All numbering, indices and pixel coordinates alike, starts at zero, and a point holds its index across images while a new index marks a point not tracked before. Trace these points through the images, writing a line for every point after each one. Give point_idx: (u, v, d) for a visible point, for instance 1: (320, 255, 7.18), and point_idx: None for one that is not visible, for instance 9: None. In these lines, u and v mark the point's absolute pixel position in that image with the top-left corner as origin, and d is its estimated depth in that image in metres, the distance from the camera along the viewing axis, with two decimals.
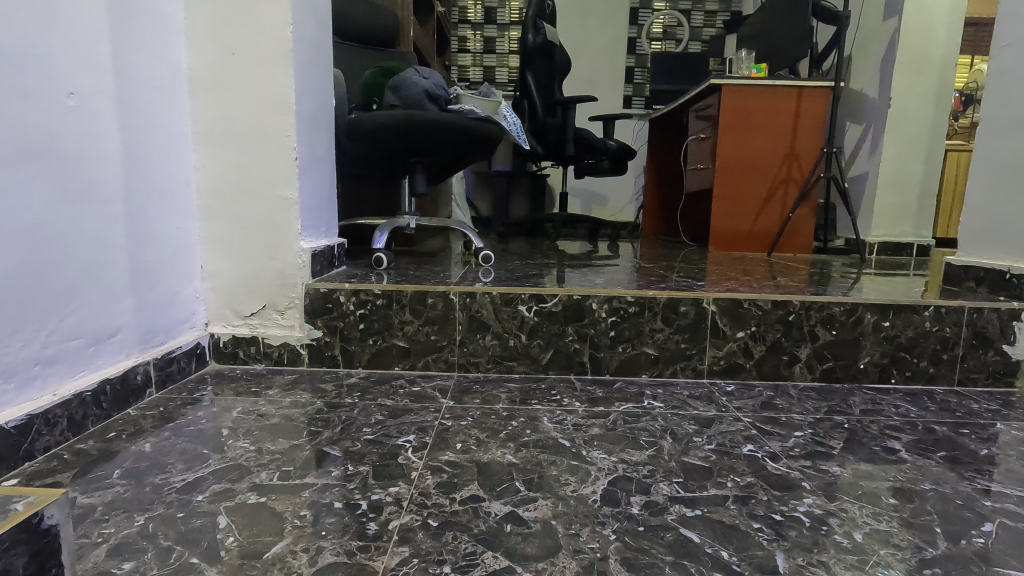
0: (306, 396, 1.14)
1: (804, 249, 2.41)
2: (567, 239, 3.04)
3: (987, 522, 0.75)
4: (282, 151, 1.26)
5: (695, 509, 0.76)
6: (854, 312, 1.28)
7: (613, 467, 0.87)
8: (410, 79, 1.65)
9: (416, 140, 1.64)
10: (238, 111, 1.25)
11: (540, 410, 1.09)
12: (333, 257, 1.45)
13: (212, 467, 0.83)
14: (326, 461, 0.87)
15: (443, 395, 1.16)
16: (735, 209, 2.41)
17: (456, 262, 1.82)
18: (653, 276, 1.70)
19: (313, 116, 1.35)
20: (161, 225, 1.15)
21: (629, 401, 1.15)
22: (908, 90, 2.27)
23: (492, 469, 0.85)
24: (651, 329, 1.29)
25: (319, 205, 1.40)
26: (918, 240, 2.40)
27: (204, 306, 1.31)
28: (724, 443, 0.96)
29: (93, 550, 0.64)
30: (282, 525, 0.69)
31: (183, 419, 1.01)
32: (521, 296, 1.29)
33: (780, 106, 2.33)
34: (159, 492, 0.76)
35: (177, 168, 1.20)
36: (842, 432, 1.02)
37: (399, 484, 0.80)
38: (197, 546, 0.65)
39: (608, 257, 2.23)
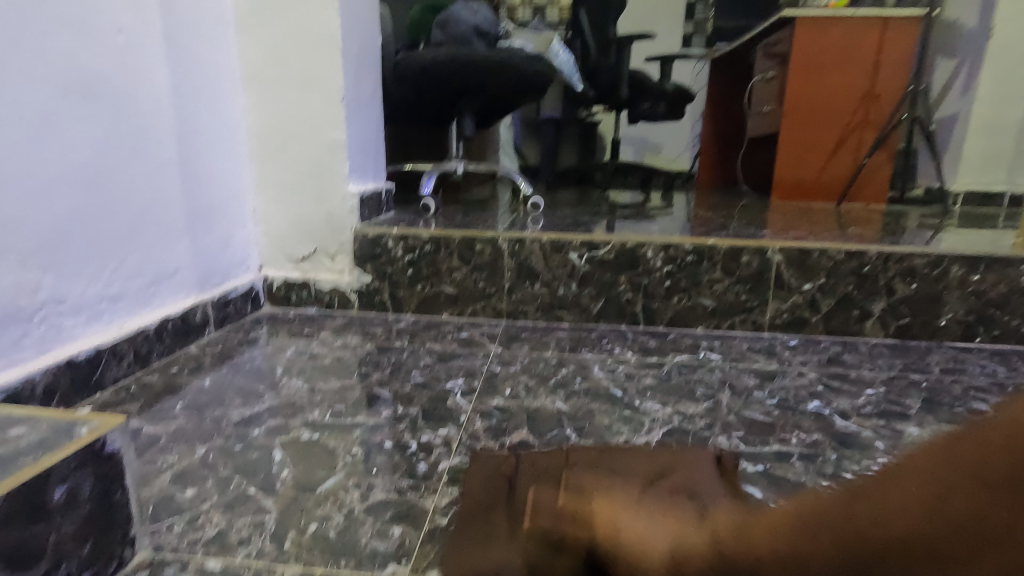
0: (356, 339, 1.15)
1: (878, 199, 2.22)
2: (619, 188, 2.91)
3: None
4: (329, 92, 1.23)
5: (757, 464, 0.72)
6: (939, 265, 1.16)
7: (667, 419, 0.83)
8: (458, 16, 1.60)
9: (464, 81, 1.57)
10: (284, 50, 1.22)
11: (590, 358, 1.06)
12: (380, 202, 1.43)
13: (267, 404, 0.85)
14: (377, 402, 0.87)
15: (491, 341, 1.15)
16: (804, 155, 2.23)
17: (505, 210, 1.77)
18: (711, 226, 1.61)
19: (359, 54, 1.31)
20: (214, 168, 1.15)
21: (684, 352, 1.11)
22: (1010, 19, 2.04)
23: (542, 416, 0.83)
24: (709, 279, 1.22)
25: (367, 148, 1.37)
26: (1011, 188, 2.16)
27: (258, 249, 1.32)
28: (787, 398, 0.91)
29: (157, 476, 0.66)
30: (334, 461, 0.70)
31: (240, 358, 1.04)
32: (572, 244, 1.24)
33: (862, 40, 2.11)
34: (218, 425, 0.79)
35: (226, 110, 1.19)
36: (919, 392, 0.95)
37: (448, 427, 0.79)
38: (254, 477, 0.67)
39: (662, 207, 2.13)
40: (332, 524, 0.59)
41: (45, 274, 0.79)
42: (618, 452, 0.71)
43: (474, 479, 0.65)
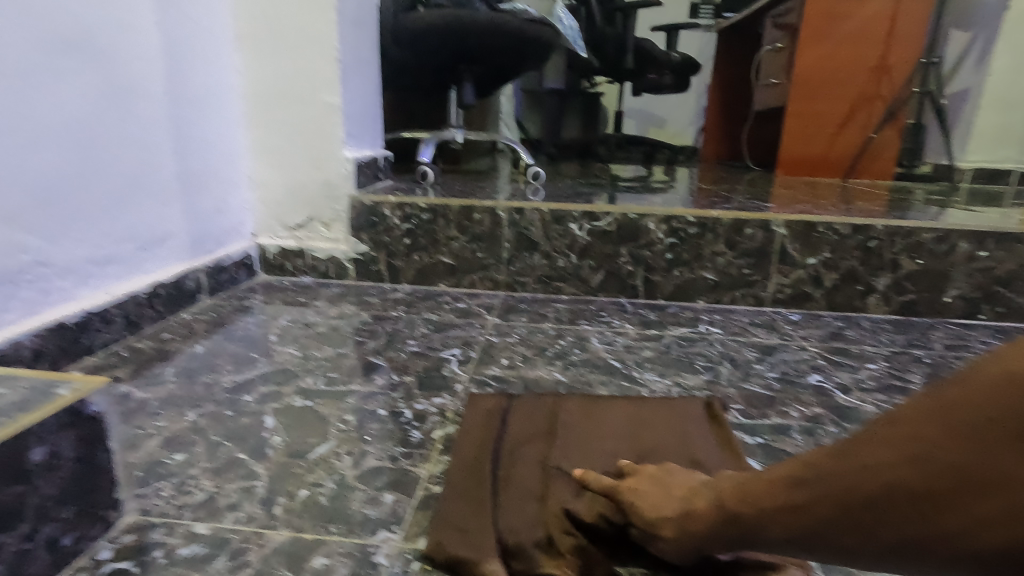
0: (352, 308, 1.14)
1: (885, 174, 2.17)
2: (622, 161, 2.86)
3: None
4: (324, 52, 1.19)
5: (756, 437, 0.71)
6: (946, 240, 1.14)
7: (666, 390, 0.82)
8: None
9: (464, 45, 1.52)
10: (278, 8, 1.17)
11: (589, 330, 1.05)
12: (378, 170, 1.40)
13: (260, 370, 0.84)
14: (372, 370, 0.86)
15: (488, 312, 1.13)
16: (810, 129, 2.19)
17: (505, 181, 1.74)
18: (715, 200, 1.59)
19: (355, 13, 1.26)
20: (205, 130, 1.12)
21: (684, 325, 1.09)
22: None
23: (539, 386, 0.82)
24: (712, 252, 1.20)
25: (364, 113, 1.33)
26: (1020, 167, 2.12)
27: (252, 216, 1.30)
28: (787, 371, 0.90)
29: (146, 440, 0.65)
30: (326, 428, 0.69)
31: (234, 324, 1.02)
32: (573, 214, 1.21)
33: (876, 10, 2.04)
34: (209, 390, 0.77)
35: (218, 70, 1.15)
36: (922, 367, 0.94)
37: (443, 396, 0.78)
38: (245, 443, 0.65)
39: (665, 180, 2.10)
40: (323, 490, 0.58)
41: (31, 235, 0.77)
42: (608, 401, 0.73)
43: (474, 418, 0.69)
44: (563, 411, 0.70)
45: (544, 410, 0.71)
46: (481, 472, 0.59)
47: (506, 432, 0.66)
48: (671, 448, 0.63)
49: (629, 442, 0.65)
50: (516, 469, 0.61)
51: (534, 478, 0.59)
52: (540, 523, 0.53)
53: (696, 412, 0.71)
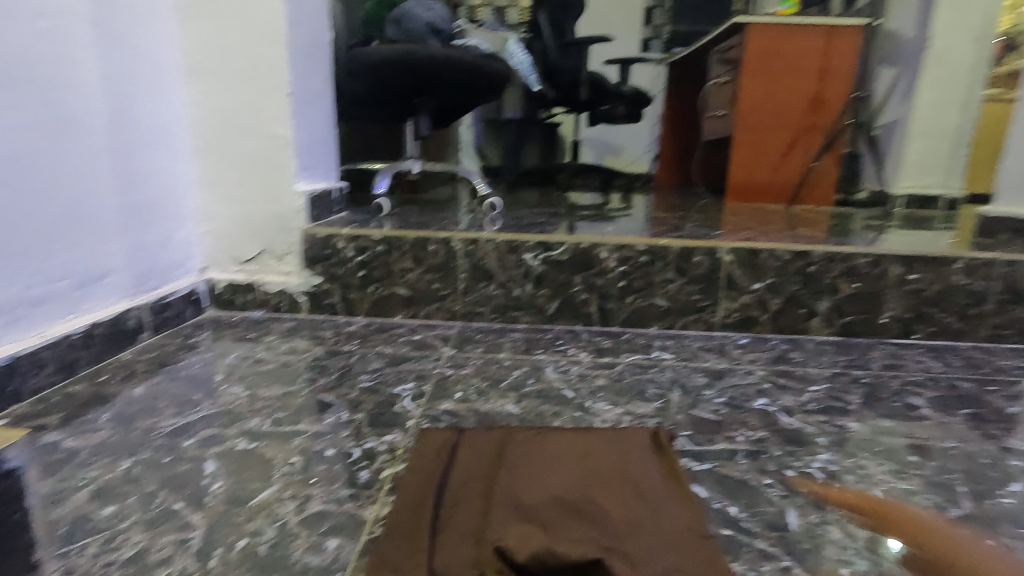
0: (304, 343, 1.11)
1: (825, 201, 2.29)
2: (580, 189, 2.92)
3: (1014, 482, 0.71)
4: (275, 86, 1.19)
5: (703, 463, 0.72)
6: (879, 264, 1.20)
7: (617, 419, 0.83)
8: (412, 12, 1.57)
9: (419, 79, 1.55)
10: (227, 42, 1.17)
11: (544, 360, 1.05)
12: (332, 202, 1.39)
13: (203, 413, 0.81)
14: (322, 408, 0.84)
15: (444, 344, 1.13)
16: (755, 158, 2.29)
17: (463, 211, 1.75)
18: (667, 226, 1.64)
19: (307, 48, 1.26)
20: (151, 164, 1.10)
21: (637, 352, 1.11)
22: (949, 28, 2.09)
23: (492, 419, 0.82)
24: (663, 279, 1.23)
25: (317, 146, 1.32)
26: (947, 192, 2.25)
27: (200, 250, 1.27)
28: (735, 396, 0.92)
29: (74, 494, 0.62)
30: (270, 472, 0.67)
31: (178, 364, 0.99)
32: (528, 244, 1.23)
33: (810, 47, 2.17)
34: (146, 436, 0.74)
35: (165, 103, 1.13)
36: (861, 388, 0.98)
37: (394, 433, 0.77)
38: (182, 491, 0.63)
39: (620, 208, 2.15)
40: (263, 539, 0.56)
41: None
42: (556, 432, 0.73)
43: (422, 454, 0.69)
44: (510, 443, 0.71)
45: (491, 443, 0.71)
46: (422, 511, 0.59)
47: (452, 467, 0.66)
48: (615, 479, 0.65)
49: (574, 472, 0.66)
50: (460, 504, 0.60)
51: (475, 513, 0.59)
52: (473, 560, 0.53)
53: (643, 442, 0.72)
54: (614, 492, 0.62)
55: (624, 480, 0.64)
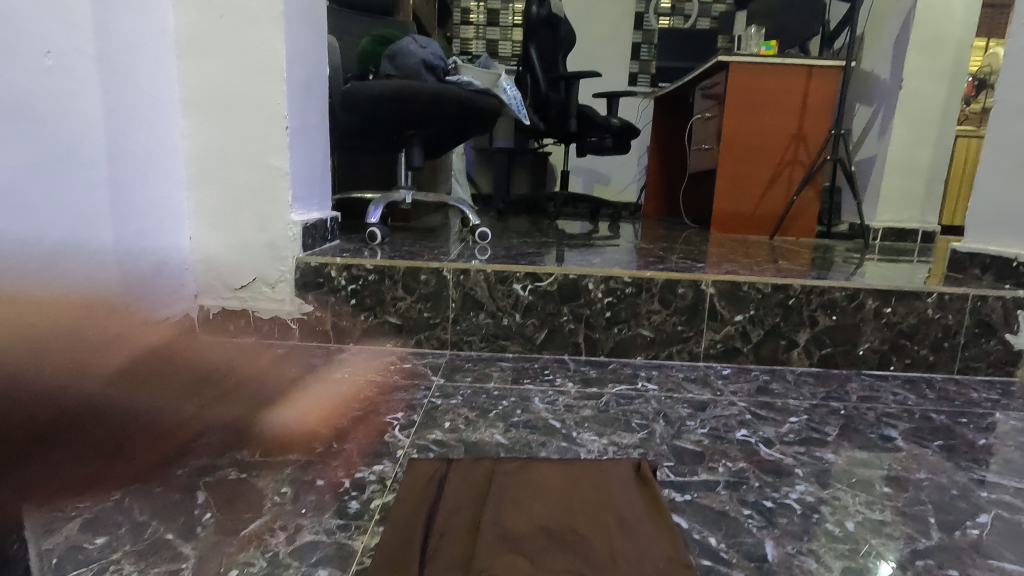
0: (295, 371, 1.13)
1: (808, 232, 2.36)
2: (568, 217, 2.98)
3: (982, 512, 0.74)
4: (272, 118, 1.22)
5: (684, 494, 0.74)
6: (855, 298, 1.25)
7: (602, 450, 0.85)
8: (407, 49, 1.62)
9: (412, 112, 1.60)
10: (226, 76, 1.21)
11: (531, 390, 1.07)
12: (325, 231, 1.41)
13: (194, 442, 0.82)
14: (313, 438, 0.85)
15: (433, 373, 1.15)
16: (738, 191, 2.36)
17: (454, 239, 1.79)
18: (653, 257, 1.68)
19: (305, 83, 1.30)
20: (147, 192, 1.12)
21: (623, 382, 1.13)
22: (920, 71, 2.20)
23: (480, 448, 0.84)
24: (648, 310, 1.26)
25: (311, 176, 1.35)
26: (923, 226, 2.33)
27: (193, 277, 1.28)
28: (717, 427, 0.95)
29: (66, 524, 0.63)
30: (261, 502, 0.68)
31: (169, 392, 1.00)
32: (517, 275, 1.26)
33: (789, 85, 2.26)
34: (137, 466, 0.75)
35: (163, 135, 1.16)
36: (838, 419, 1.01)
37: (384, 463, 0.78)
38: (173, 521, 0.64)
39: (608, 237, 2.20)
40: (254, 569, 0.57)
41: None
42: (540, 462, 0.75)
43: (409, 485, 0.70)
44: (496, 474, 0.72)
45: (478, 473, 0.73)
46: (409, 541, 0.60)
47: (439, 498, 0.68)
48: (597, 510, 0.66)
49: (558, 503, 0.67)
50: (447, 535, 0.62)
51: (460, 545, 0.60)
52: None
53: (625, 473, 0.74)
54: (594, 524, 0.64)
55: (603, 513, 0.66)
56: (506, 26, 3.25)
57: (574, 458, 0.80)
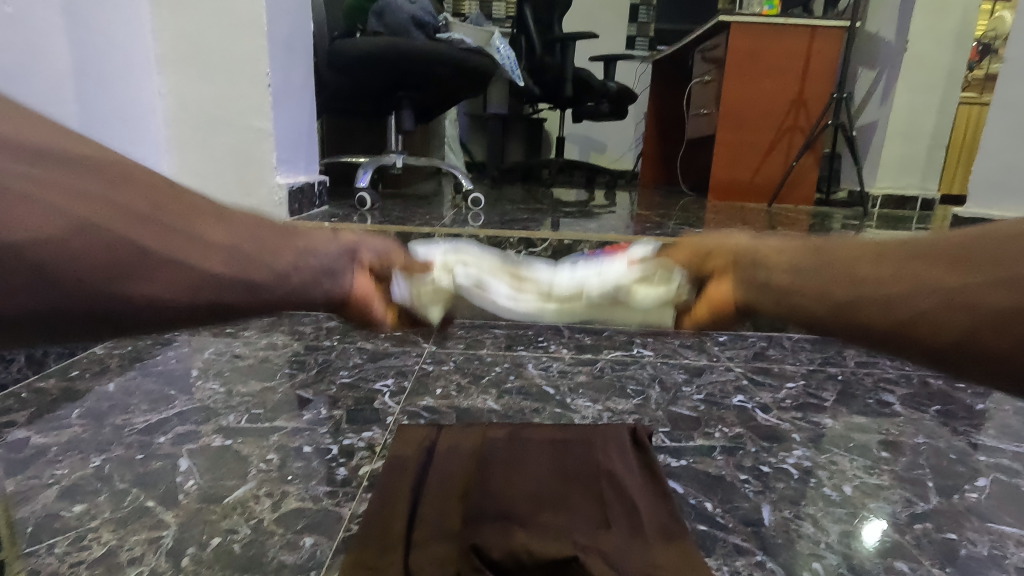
0: (283, 338, 1.10)
1: (806, 199, 2.33)
2: (564, 186, 2.93)
3: (980, 477, 0.73)
4: (254, 77, 1.17)
5: (680, 459, 0.73)
6: None
7: (596, 415, 0.84)
8: (395, 5, 1.54)
9: (401, 72, 1.54)
10: (203, 31, 1.15)
11: (525, 356, 1.06)
12: (313, 196, 1.37)
13: (178, 409, 0.79)
14: (301, 404, 0.83)
15: (425, 340, 1.13)
16: (735, 158, 2.32)
17: (447, 205, 1.74)
18: (650, 224, 1.65)
19: (287, 40, 1.24)
20: (124, 155, 1.07)
21: (618, 349, 1.12)
22: (926, 32, 2.13)
23: (472, 414, 0.82)
24: None
25: (297, 139, 1.31)
26: (923, 193, 2.30)
27: None
28: (713, 393, 0.93)
29: (42, 492, 0.61)
30: (246, 469, 0.66)
31: (152, 359, 0.97)
32: (510, 241, 1.23)
33: (791, 47, 2.19)
34: (119, 433, 0.73)
35: (139, 94, 1.11)
36: (835, 385, 1.00)
37: (373, 429, 0.76)
38: (154, 489, 0.62)
39: (604, 205, 2.16)
40: (237, 537, 0.55)
41: None
42: (533, 428, 0.74)
43: (397, 453, 0.68)
44: (488, 441, 0.71)
45: (470, 438, 0.71)
46: (398, 508, 0.59)
47: (429, 465, 0.66)
48: (590, 475, 0.64)
49: (551, 469, 0.65)
50: (437, 502, 0.60)
51: (448, 511, 0.58)
52: (450, 554, 0.52)
53: (621, 439, 0.72)
54: (586, 491, 0.62)
55: (596, 480, 0.64)
56: None
57: (569, 424, 0.78)
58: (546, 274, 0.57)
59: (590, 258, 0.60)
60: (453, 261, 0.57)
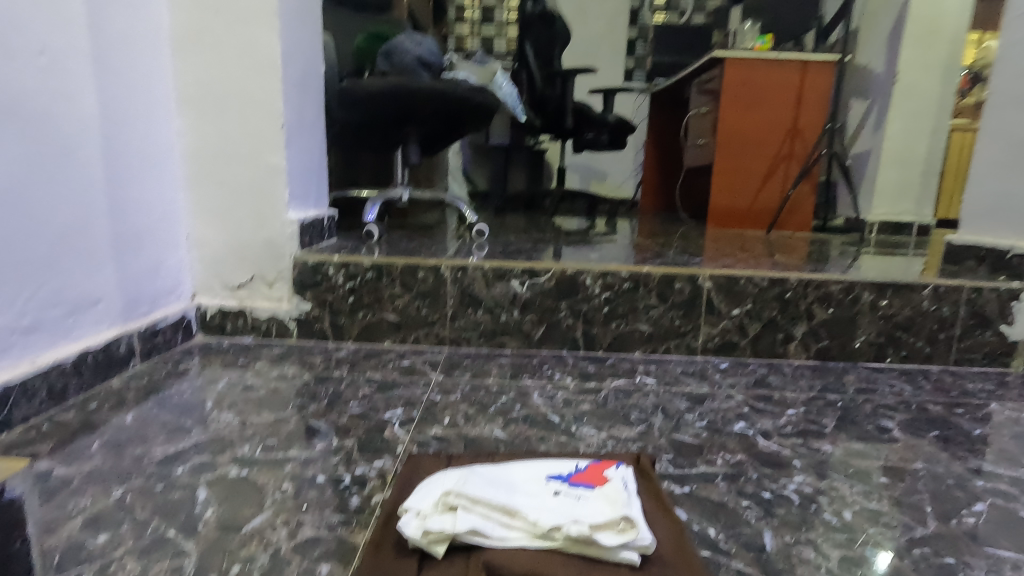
0: (294, 369, 1.13)
1: (804, 226, 2.37)
2: (565, 214, 2.98)
3: (978, 501, 0.75)
4: (269, 117, 1.22)
5: (683, 486, 0.75)
6: (852, 291, 1.25)
7: (601, 443, 0.86)
8: (402, 46, 1.61)
9: (408, 109, 1.60)
10: (221, 74, 1.20)
11: (530, 385, 1.08)
12: (323, 229, 1.41)
13: (195, 440, 0.82)
14: (313, 434, 0.85)
15: (432, 369, 1.15)
16: (734, 186, 2.37)
17: (451, 236, 1.79)
18: (650, 252, 1.69)
19: (300, 81, 1.30)
20: (143, 192, 1.11)
21: (622, 377, 1.14)
22: (914, 64, 2.20)
23: (479, 443, 0.84)
24: (645, 305, 1.27)
25: (308, 175, 1.35)
26: (918, 219, 2.34)
27: (191, 276, 1.28)
28: (715, 420, 0.95)
29: (67, 522, 0.63)
30: (262, 499, 0.68)
31: (168, 391, 1.00)
32: (514, 271, 1.26)
33: (784, 80, 2.26)
34: (139, 464, 0.75)
35: (159, 134, 1.16)
36: (835, 411, 1.01)
37: (384, 459, 0.79)
38: (175, 519, 0.64)
39: (605, 233, 2.20)
40: (256, 565, 0.57)
41: None
42: (540, 456, 0.76)
43: (409, 480, 0.69)
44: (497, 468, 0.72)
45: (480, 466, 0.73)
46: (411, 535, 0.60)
47: None
48: None
49: None
50: None
51: None
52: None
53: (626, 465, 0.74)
54: None
55: None
56: (501, 22, 3.25)
57: (575, 452, 0.80)
58: (528, 503, 0.59)
59: (570, 488, 0.63)
60: (451, 493, 0.60)
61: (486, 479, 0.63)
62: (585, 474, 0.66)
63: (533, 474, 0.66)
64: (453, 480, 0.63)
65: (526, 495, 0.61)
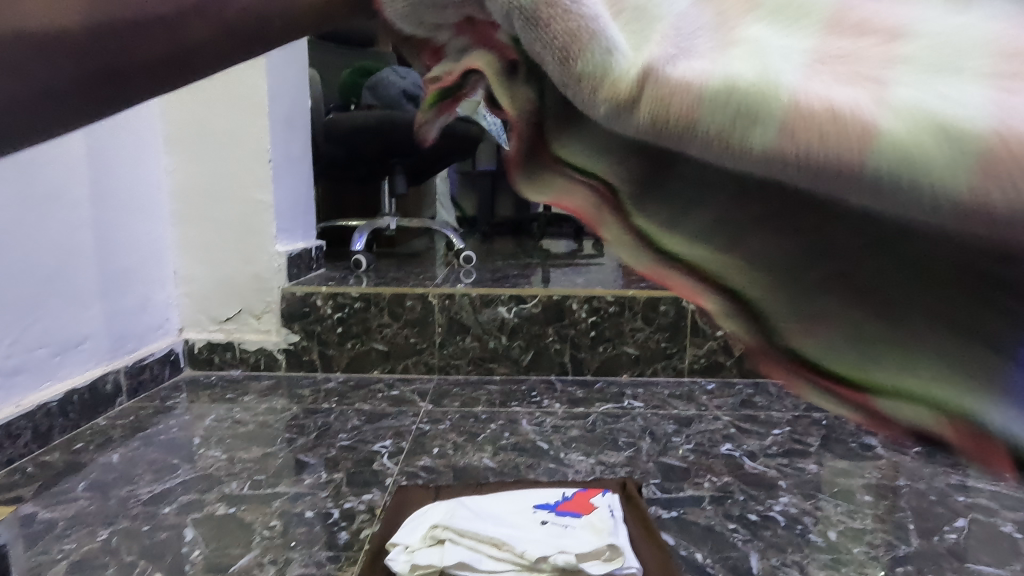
0: (282, 402, 1.12)
1: None
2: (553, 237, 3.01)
3: (960, 517, 0.76)
4: (255, 153, 1.24)
5: (671, 510, 0.75)
6: None
7: (590, 470, 0.86)
8: (387, 80, 1.64)
9: (394, 141, 1.63)
10: (209, 114, 1.22)
11: (519, 412, 1.08)
12: (311, 260, 1.41)
13: (181, 478, 0.81)
14: (302, 469, 0.85)
15: (422, 399, 1.15)
16: None
17: (439, 263, 1.80)
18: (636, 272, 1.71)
19: (287, 117, 1.32)
20: (130, 231, 1.12)
21: (610, 401, 1.15)
22: None
23: (468, 473, 0.85)
24: (631, 328, 1.28)
25: (295, 208, 1.37)
26: None
27: (178, 311, 1.28)
28: (702, 442, 0.96)
29: (51, 567, 0.62)
30: (250, 537, 0.68)
31: (154, 428, 0.99)
32: (501, 298, 1.27)
33: None
34: (125, 504, 0.75)
35: (146, 173, 1.17)
36: (820, 430, 1.03)
37: (373, 492, 0.79)
38: (161, 561, 0.64)
39: (592, 255, 2.22)
40: None
41: None
42: (528, 484, 0.76)
43: (397, 511, 0.70)
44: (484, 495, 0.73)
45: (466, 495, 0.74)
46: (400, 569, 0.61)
47: None
48: None
49: None
50: None
51: None
52: None
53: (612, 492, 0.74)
54: None
55: None
56: None
57: (562, 480, 0.81)
58: (516, 534, 0.60)
59: (557, 517, 0.64)
60: (438, 526, 0.60)
61: (474, 513, 0.64)
62: (572, 503, 0.66)
63: (520, 505, 0.67)
64: (441, 514, 0.64)
65: (512, 527, 0.62)
